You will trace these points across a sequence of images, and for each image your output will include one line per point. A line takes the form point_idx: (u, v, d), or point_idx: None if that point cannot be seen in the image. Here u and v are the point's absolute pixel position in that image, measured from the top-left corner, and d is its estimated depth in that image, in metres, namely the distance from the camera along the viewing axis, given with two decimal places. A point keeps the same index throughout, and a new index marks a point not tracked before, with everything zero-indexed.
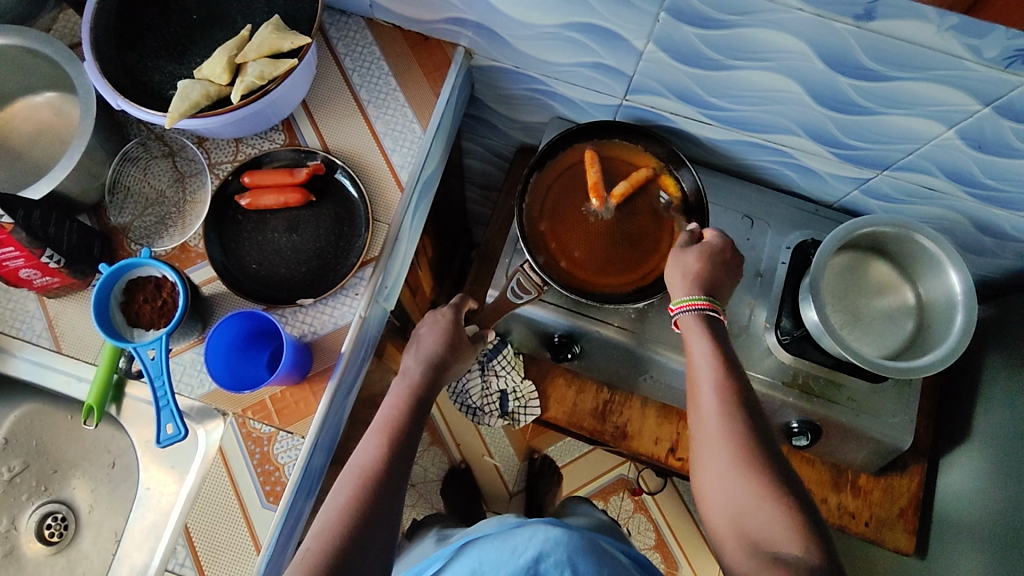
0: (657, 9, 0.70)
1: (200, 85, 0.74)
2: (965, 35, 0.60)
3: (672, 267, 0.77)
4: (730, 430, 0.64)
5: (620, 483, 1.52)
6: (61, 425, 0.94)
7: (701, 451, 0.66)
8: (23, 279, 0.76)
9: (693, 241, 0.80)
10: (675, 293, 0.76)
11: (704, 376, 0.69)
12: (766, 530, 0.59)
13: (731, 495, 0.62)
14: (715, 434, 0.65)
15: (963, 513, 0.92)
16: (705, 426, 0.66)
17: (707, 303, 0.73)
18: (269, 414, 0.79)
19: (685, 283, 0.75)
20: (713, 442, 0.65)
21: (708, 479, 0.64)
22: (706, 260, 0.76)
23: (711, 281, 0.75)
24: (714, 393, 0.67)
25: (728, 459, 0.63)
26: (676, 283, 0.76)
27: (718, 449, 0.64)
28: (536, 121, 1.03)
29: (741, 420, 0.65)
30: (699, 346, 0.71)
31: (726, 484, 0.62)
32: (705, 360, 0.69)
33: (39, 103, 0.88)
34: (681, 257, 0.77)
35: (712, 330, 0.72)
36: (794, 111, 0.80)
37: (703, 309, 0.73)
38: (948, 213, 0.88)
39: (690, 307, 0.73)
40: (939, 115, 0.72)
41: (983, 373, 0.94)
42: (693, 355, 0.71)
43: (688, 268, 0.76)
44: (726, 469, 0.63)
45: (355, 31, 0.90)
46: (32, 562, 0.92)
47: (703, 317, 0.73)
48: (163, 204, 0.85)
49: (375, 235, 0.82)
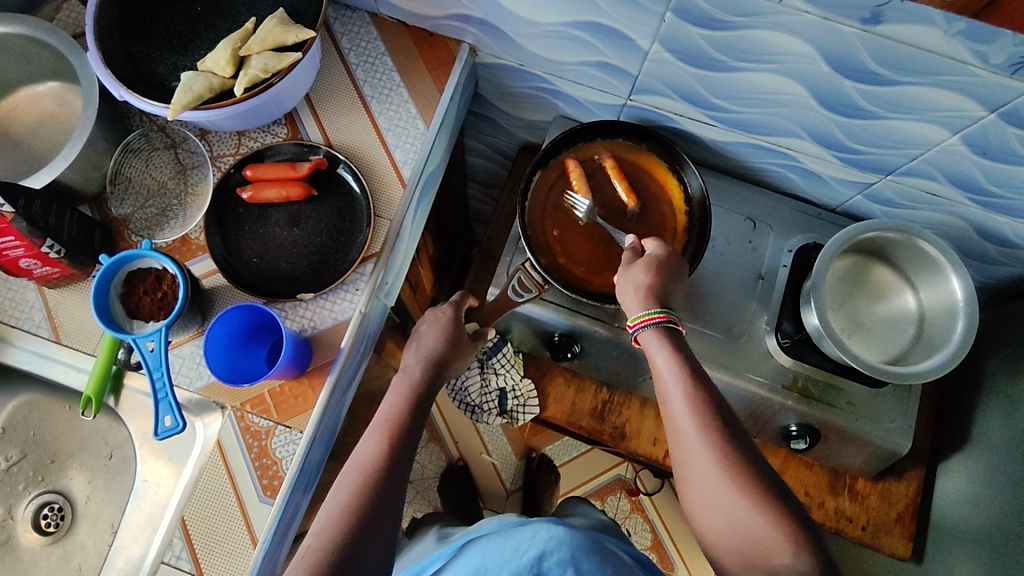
0: (664, 9, 0.70)
1: (203, 77, 0.74)
2: (971, 40, 0.60)
3: (624, 284, 0.76)
4: (705, 437, 0.64)
5: (618, 482, 1.52)
6: (59, 415, 0.94)
7: (687, 468, 0.66)
8: (22, 269, 0.76)
9: (636, 256, 0.80)
10: (630, 311, 0.75)
11: (671, 386, 0.68)
12: (761, 528, 0.59)
13: (718, 503, 0.62)
14: (693, 442, 0.65)
15: (960, 519, 0.92)
16: (681, 435, 0.66)
17: (665, 316, 0.72)
18: (267, 409, 0.78)
19: (641, 299, 0.74)
20: (691, 451, 0.65)
21: (694, 488, 0.65)
22: (654, 271, 0.76)
23: (667, 295, 0.75)
24: (684, 403, 0.67)
25: (708, 466, 0.63)
26: (630, 300, 0.75)
27: (699, 458, 0.64)
28: (541, 120, 1.03)
29: (717, 427, 0.65)
30: (661, 360, 0.70)
31: (711, 492, 0.63)
32: (670, 373, 0.69)
33: (42, 93, 0.88)
34: (627, 271, 0.77)
35: (672, 341, 0.72)
36: (798, 114, 0.80)
37: (662, 323, 0.72)
38: (952, 218, 0.88)
39: (647, 323, 0.72)
40: (945, 120, 0.71)
41: (983, 379, 0.94)
42: (658, 368, 0.71)
43: (639, 282, 0.75)
44: (710, 475, 0.63)
45: (359, 26, 0.90)
46: (27, 552, 0.92)
47: (663, 330, 0.72)
48: (165, 196, 0.84)
49: (376, 231, 0.82)
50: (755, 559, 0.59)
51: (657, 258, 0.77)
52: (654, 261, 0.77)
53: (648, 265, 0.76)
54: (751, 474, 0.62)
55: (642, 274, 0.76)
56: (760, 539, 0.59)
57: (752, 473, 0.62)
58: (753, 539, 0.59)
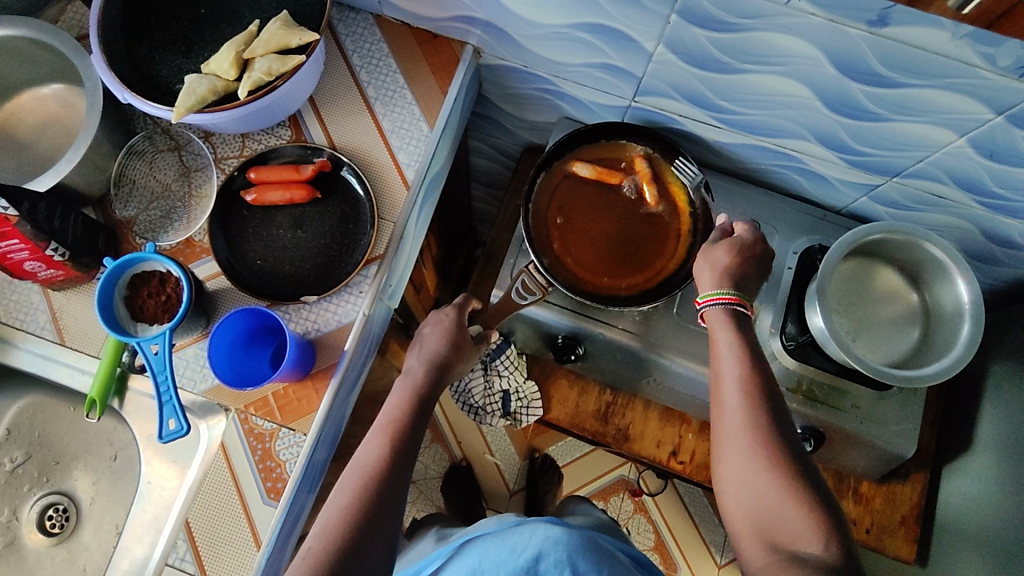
0: (669, 11, 0.69)
1: (207, 81, 0.73)
2: (979, 43, 0.59)
3: (701, 260, 0.76)
4: (751, 417, 0.65)
5: (620, 483, 1.51)
6: (63, 417, 0.94)
7: (724, 444, 0.66)
8: (27, 271, 0.76)
9: (724, 237, 0.79)
10: (702, 287, 0.75)
11: (727, 364, 0.69)
12: (776, 518, 0.59)
13: (746, 476, 0.62)
14: (736, 416, 0.65)
15: (964, 523, 0.92)
16: (725, 410, 0.67)
17: (736, 298, 0.72)
18: (271, 411, 0.78)
19: (714, 277, 0.74)
20: (730, 424, 0.66)
21: (726, 463, 0.65)
22: (736, 254, 0.75)
23: (744, 281, 0.74)
24: (736, 380, 0.67)
25: (747, 444, 0.63)
26: (704, 276, 0.75)
27: (737, 431, 0.65)
28: (544, 121, 1.03)
29: (765, 408, 0.65)
30: (722, 337, 0.71)
31: (743, 468, 0.63)
32: (729, 350, 0.69)
33: (46, 95, 0.88)
34: (710, 252, 0.76)
35: (737, 322, 0.71)
36: (804, 116, 0.80)
37: (730, 304, 0.72)
38: (957, 221, 0.87)
39: (719, 302, 0.72)
40: (951, 122, 0.71)
41: (988, 381, 0.94)
42: (717, 344, 0.71)
43: (719, 262, 0.74)
44: (743, 448, 0.63)
45: (363, 28, 0.90)
46: (33, 553, 0.92)
47: (731, 311, 0.72)
48: (169, 198, 0.84)
49: (380, 234, 0.82)
50: (777, 537, 0.58)
51: (741, 241, 0.76)
52: (740, 243, 0.76)
53: (731, 248, 0.75)
54: (783, 457, 0.62)
55: (724, 254, 0.75)
56: (781, 520, 0.59)
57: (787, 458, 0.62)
58: (775, 520, 0.59)
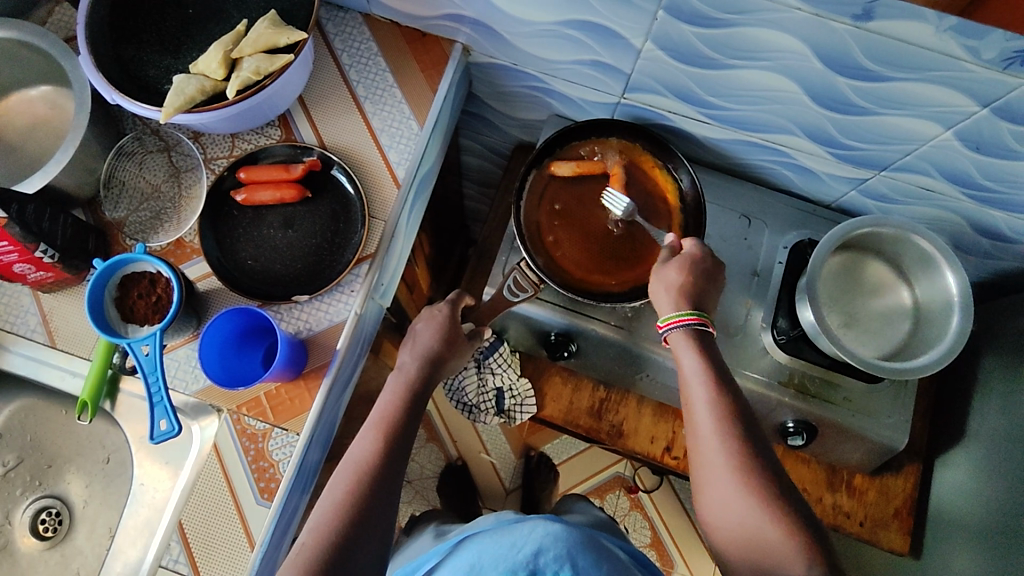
0: (656, 7, 0.70)
1: (195, 81, 0.73)
2: (963, 35, 0.60)
3: (655, 283, 0.76)
4: (728, 441, 0.64)
5: (617, 480, 1.52)
6: (56, 420, 0.93)
7: (702, 471, 0.65)
8: (17, 274, 0.75)
9: (674, 255, 0.79)
10: (661, 310, 0.75)
11: (694, 390, 0.69)
12: (772, 521, 0.60)
13: (726, 503, 0.62)
14: (709, 442, 0.65)
15: (957, 514, 0.92)
16: (699, 436, 0.67)
17: (696, 319, 0.72)
18: (263, 411, 0.78)
19: (672, 299, 0.74)
20: (706, 451, 0.65)
21: (706, 490, 0.65)
22: (688, 272, 0.75)
23: (704, 298, 0.75)
24: (707, 404, 0.67)
25: (725, 469, 0.63)
26: (662, 299, 0.75)
27: (713, 457, 0.65)
28: (535, 119, 1.03)
29: (738, 432, 0.65)
30: (689, 360, 0.70)
31: (721, 493, 0.63)
32: (695, 375, 0.69)
33: (34, 97, 0.88)
34: (662, 271, 0.76)
35: (702, 344, 0.71)
36: (792, 111, 0.80)
37: (690, 325, 0.72)
38: (946, 214, 0.88)
39: (678, 325, 0.72)
40: (938, 115, 0.71)
41: (979, 373, 0.94)
42: (684, 368, 0.71)
43: (672, 282, 0.75)
44: (721, 475, 0.63)
45: (352, 27, 0.90)
46: (26, 557, 0.92)
47: (689, 332, 0.72)
48: (159, 200, 0.84)
49: (371, 233, 0.82)
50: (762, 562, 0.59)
51: (691, 258, 0.76)
52: (691, 261, 0.76)
53: (682, 266, 0.76)
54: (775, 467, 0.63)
55: (675, 275, 0.75)
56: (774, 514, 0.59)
57: (763, 478, 0.62)
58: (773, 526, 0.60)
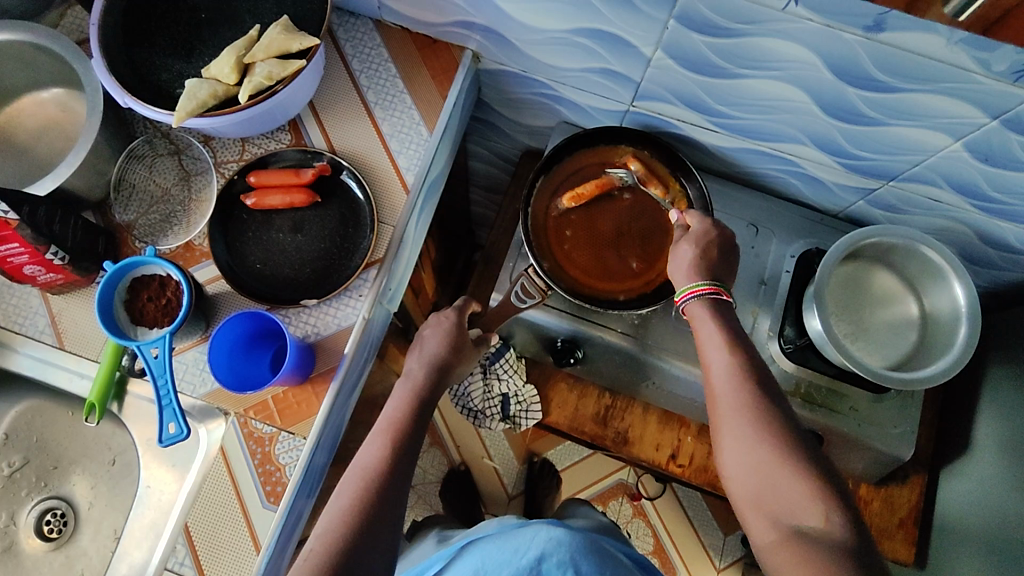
0: (667, 16, 0.70)
1: (207, 85, 0.74)
2: (975, 48, 0.60)
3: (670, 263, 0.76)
4: (745, 393, 0.64)
5: (620, 487, 1.51)
6: (61, 421, 0.93)
7: (722, 427, 0.65)
8: (27, 275, 0.76)
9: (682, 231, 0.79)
10: (678, 282, 0.74)
11: (711, 347, 0.68)
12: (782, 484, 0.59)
13: (747, 457, 0.62)
14: (729, 398, 0.65)
15: (962, 525, 0.92)
16: (717, 393, 0.66)
17: (710, 287, 0.71)
18: (271, 414, 0.78)
19: (687, 271, 0.73)
20: (724, 408, 0.65)
21: (727, 445, 0.64)
22: (698, 246, 0.74)
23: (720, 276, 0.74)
24: (724, 359, 0.67)
25: (744, 420, 0.63)
26: (676, 274, 0.75)
27: (734, 412, 0.64)
28: (543, 126, 1.03)
29: (754, 385, 0.65)
30: (704, 318, 0.70)
31: (742, 445, 0.62)
32: (712, 333, 0.69)
33: (46, 99, 0.88)
34: (675, 252, 0.76)
35: (717, 305, 0.71)
36: (800, 120, 0.80)
37: (707, 295, 0.71)
38: (954, 224, 0.88)
39: (694, 295, 0.71)
40: (947, 127, 0.72)
41: (985, 385, 0.94)
42: (699, 328, 0.71)
43: (686, 258, 0.74)
44: (743, 427, 0.63)
45: (363, 33, 0.90)
46: (30, 558, 0.92)
47: (710, 301, 0.71)
48: (169, 202, 0.85)
49: (379, 237, 0.82)
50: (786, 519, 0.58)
51: (693, 236, 0.75)
52: (693, 238, 0.75)
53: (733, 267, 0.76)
54: None
55: (685, 251, 0.74)
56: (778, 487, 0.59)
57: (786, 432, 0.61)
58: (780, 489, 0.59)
